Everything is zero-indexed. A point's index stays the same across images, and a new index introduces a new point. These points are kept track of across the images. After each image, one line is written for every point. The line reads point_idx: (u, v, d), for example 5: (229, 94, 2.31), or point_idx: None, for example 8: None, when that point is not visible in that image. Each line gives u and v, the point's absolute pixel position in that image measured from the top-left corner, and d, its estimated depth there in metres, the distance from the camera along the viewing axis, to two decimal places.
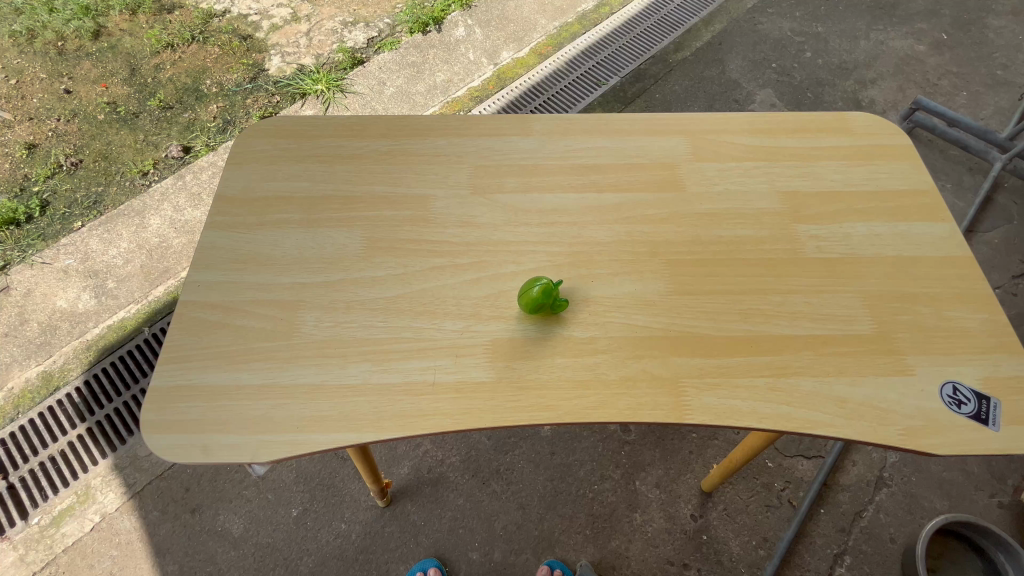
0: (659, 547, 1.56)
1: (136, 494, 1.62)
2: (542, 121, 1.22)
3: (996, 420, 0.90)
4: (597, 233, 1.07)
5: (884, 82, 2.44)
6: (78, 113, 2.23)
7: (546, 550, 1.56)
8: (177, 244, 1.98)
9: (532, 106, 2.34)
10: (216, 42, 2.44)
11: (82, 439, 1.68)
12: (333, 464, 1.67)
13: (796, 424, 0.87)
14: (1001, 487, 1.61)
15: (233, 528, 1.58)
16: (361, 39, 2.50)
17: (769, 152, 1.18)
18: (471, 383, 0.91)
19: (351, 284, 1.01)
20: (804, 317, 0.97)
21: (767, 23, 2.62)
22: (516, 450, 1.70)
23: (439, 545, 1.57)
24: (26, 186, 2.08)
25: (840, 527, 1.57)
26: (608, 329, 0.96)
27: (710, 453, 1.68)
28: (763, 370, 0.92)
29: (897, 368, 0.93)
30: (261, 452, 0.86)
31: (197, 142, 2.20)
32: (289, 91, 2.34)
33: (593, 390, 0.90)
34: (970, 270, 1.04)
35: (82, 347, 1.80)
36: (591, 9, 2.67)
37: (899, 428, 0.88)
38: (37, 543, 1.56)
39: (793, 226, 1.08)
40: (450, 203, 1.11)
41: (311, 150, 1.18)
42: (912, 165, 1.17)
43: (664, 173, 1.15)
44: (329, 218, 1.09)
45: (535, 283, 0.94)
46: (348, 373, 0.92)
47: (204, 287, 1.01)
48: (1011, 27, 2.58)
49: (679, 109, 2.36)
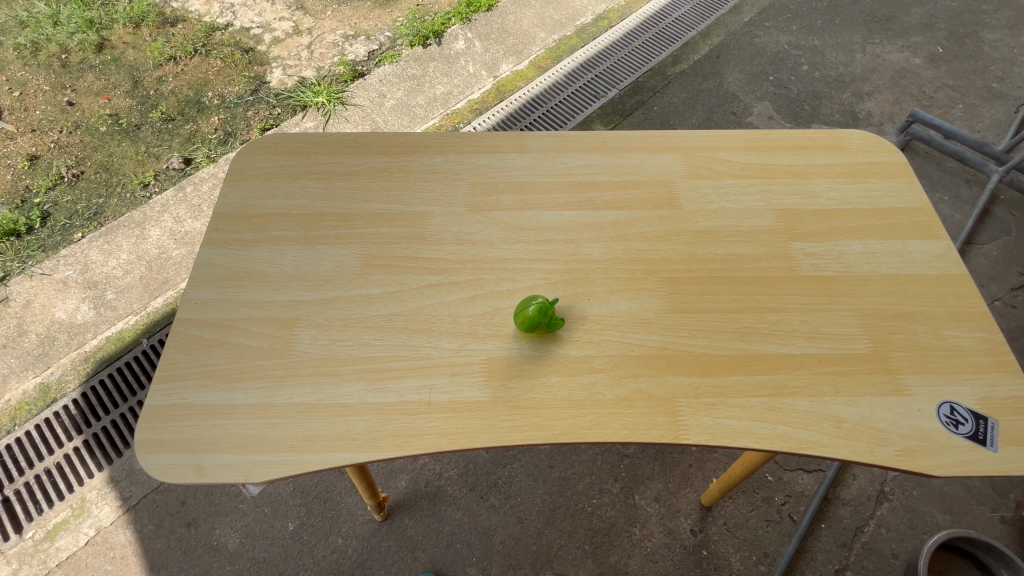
0: (659, 562, 1.55)
1: (132, 508, 1.61)
2: (539, 138, 1.23)
3: (994, 441, 0.89)
4: (594, 250, 1.07)
5: (880, 94, 2.45)
6: (81, 125, 2.24)
7: (544, 566, 1.55)
8: (176, 256, 1.99)
9: (527, 121, 2.35)
10: (218, 55, 2.46)
11: (79, 451, 1.68)
12: (330, 477, 1.66)
13: (793, 445, 0.87)
14: (1003, 502, 1.60)
15: (229, 542, 1.58)
16: (362, 51, 2.50)
17: (764, 169, 1.18)
18: (466, 402, 0.91)
19: (348, 301, 1.01)
20: (801, 336, 0.97)
21: (765, 37, 2.64)
22: (514, 463, 1.69)
23: (436, 561, 1.56)
24: (27, 198, 2.08)
25: (842, 542, 1.56)
26: (604, 348, 0.96)
27: (710, 466, 1.68)
28: (760, 390, 0.92)
29: (894, 387, 0.93)
30: (256, 471, 0.85)
31: (198, 154, 2.21)
32: (290, 103, 2.35)
33: (589, 409, 0.90)
34: (966, 288, 1.04)
35: (80, 359, 1.80)
36: (590, 22, 2.69)
37: (897, 448, 0.87)
38: (30, 557, 1.55)
39: (789, 244, 1.08)
40: (448, 220, 1.11)
41: (308, 167, 1.18)
42: (906, 182, 1.17)
43: (661, 190, 1.15)
44: (327, 235, 1.09)
45: (532, 301, 0.94)
46: (344, 392, 0.91)
47: (201, 304, 1.01)
48: (1006, 41, 2.60)
49: (679, 122, 2.37)
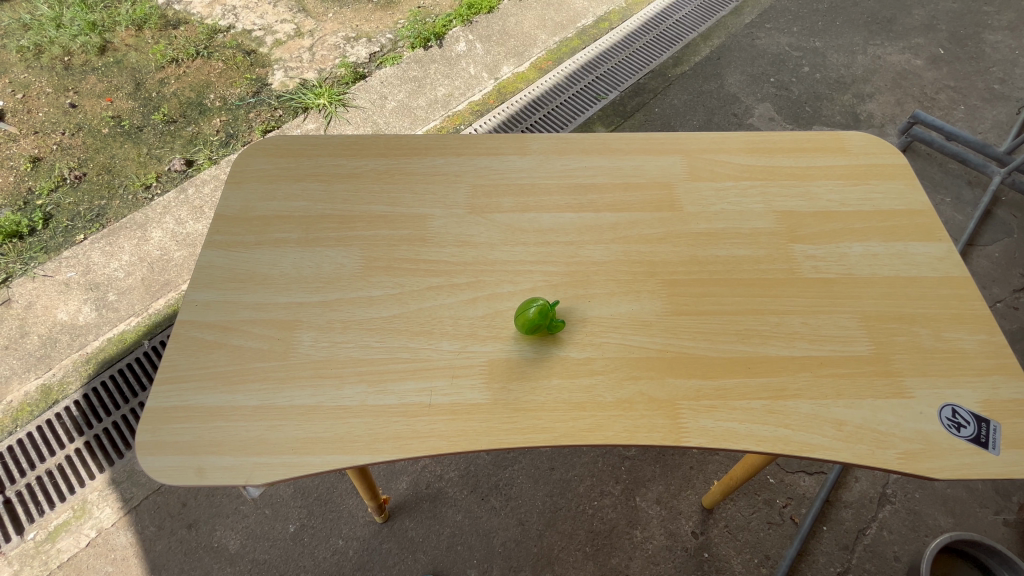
0: (660, 565, 1.54)
1: (133, 509, 1.61)
2: (539, 140, 1.23)
3: (996, 444, 0.89)
4: (594, 253, 1.07)
5: (882, 95, 2.45)
6: (83, 126, 2.25)
7: (545, 568, 1.55)
8: (178, 257, 1.99)
9: (528, 122, 2.36)
10: (220, 57, 2.46)
11: (80, 452, 1.68)
12: (331, 479, 1.66)
13: (794, 447, 0.87)
14: (1006, 504, 1.59)
15: (230, 544, 1.58)
16: (363, 53, 2.51)
17: (765, 171, 1.18)
18: (467, 404, 0.91)
19: (349, 303, 1.01)
20: (802, 338, 0.97)
21: (766, 38, 2.64)
22: (515, 465, 1.69)
23: (437, 563, 1.55)
24: (30, 199, 2.09)
25: (844, 544, 1.55)
26: (604, 350, 0.96)
27: (711, 469, 1.67)
28: (761, 392, 0.91)
29: (896, 390, 0.92)
30: (256, 473, 0.85)
31: (200, 156, 2.22)
32: (292, 105, 2.35)
33: (590, 412, 0.90)
34: (968, 290, 1.04)
35: (82, 360, 1.81)
36: (591, 24, 2.69)
37: (898, 451, 0.87)
38: (32, 558, 1.55)
39: (790, 246, 1.08)
40: (448, 222, 1.11)
41: (309, 169, 1.19)
42: (908, 184, 1.17)
43: (661, 192, 1.15)
44: (327, 237, 1.09)
45: (532, 303, 0.94)
46: (344, 394, 0.92)
47: (202, 306, 1.01)
48: (1008, 42, 2.59)
49: (680, 123, 2.36)
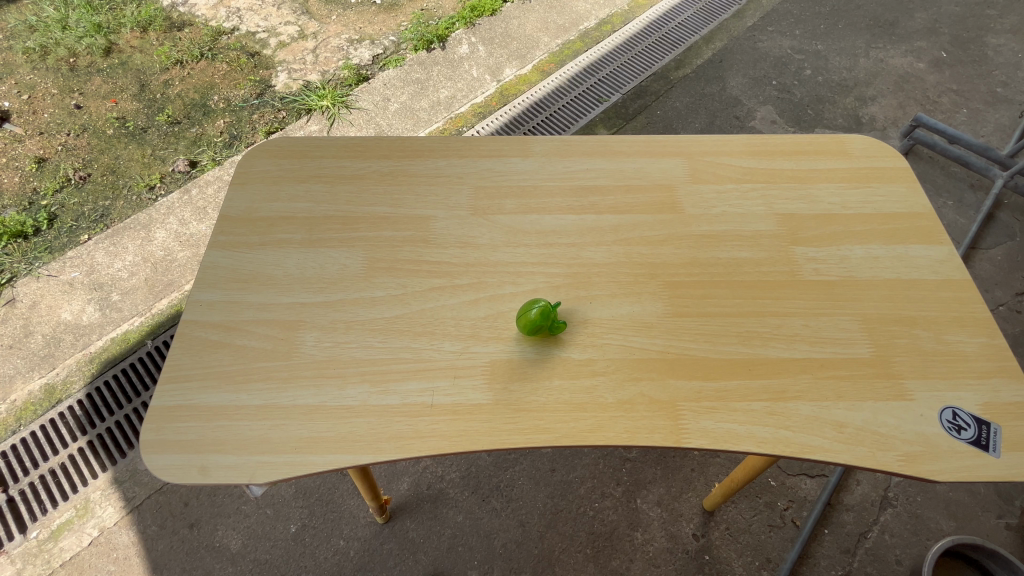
0: (661, 566, 1.54)
1: (135, 508, 1.62)
2: (541, 142, 1.24)
3: (996, 447, 0.89)
4: (596, 254, 1.08)
5: (884, 98, 2.45)
6: (88, 128, 2.26)
7: (545, 570, 1.55)
8: (181, 258, 2.00)
9: (531, 124, 2.37)
10: (224, 59, 2.47)
11: (83, 451, 1.69)
12: (333, 479, 1.67)
13: (794, 449, 0.87)
14: (1008, 509, 1.59)
15: (232, 544, 1.58)
16: (367, 55, 2.52)
17: (766, 173, 1.19)
18: (468, 405, 0.91)
19: (352, 303, 1.02)
20: (802, 340, 0.97)
21: (768, 41, 2.64)
22: (516, 467, 1.69)
23: (437, 563, 1.56)
24: (34, 200, 2.10)
25: (845, 548, 1.55)
26: (606, 351, 0.96)
27: (712, 471, 1.68)
28: (761, 394, 0.92)
29: (896, 393, 0.93)
30: (259, 472, 0.86)
31: (204, 157, 2.23)
32: (295, 107, 2.36)
33: (591, 412, 0.90)
34: (970, 293, 1.04)
35: (85, 360, 1.81)
36: (593, 27, 2.70)
37: (899, 453, 0.87)
38: (34, 557, 1.55)
39: (791, 249, 1.08)
40: (451, 223, 1.12)
41: (313, 170, 1.19)
42: (909, 187, 1.18)
43: (663, 194, 1.16)
44: (330, 238, 1.10)
45: (534, 304, 0.94)
46: (346, 394, 0.92)
47: (206, 306, 1.02)
48: (1011, 45, 2.59)
49: (681, 126, 2.37)
